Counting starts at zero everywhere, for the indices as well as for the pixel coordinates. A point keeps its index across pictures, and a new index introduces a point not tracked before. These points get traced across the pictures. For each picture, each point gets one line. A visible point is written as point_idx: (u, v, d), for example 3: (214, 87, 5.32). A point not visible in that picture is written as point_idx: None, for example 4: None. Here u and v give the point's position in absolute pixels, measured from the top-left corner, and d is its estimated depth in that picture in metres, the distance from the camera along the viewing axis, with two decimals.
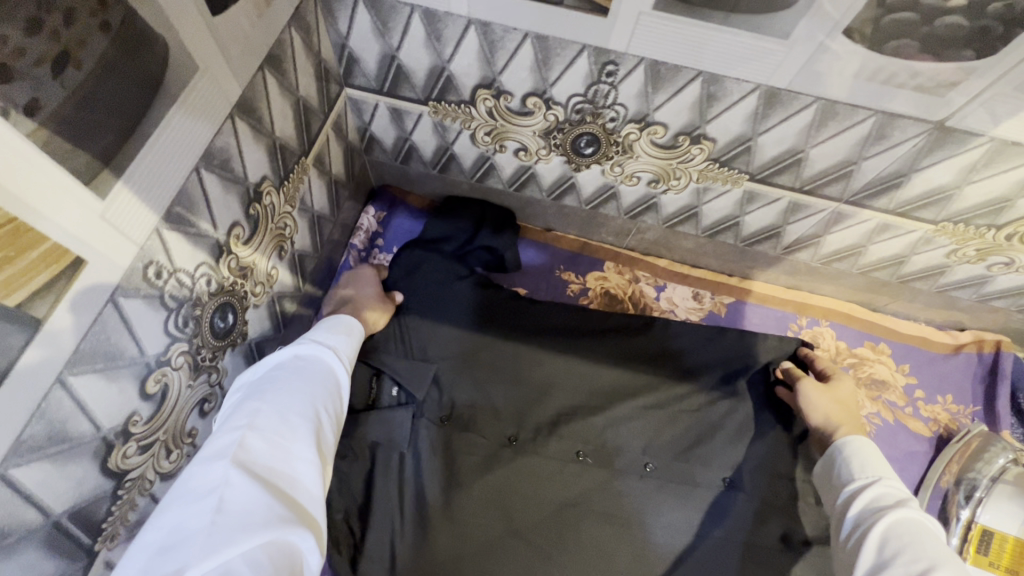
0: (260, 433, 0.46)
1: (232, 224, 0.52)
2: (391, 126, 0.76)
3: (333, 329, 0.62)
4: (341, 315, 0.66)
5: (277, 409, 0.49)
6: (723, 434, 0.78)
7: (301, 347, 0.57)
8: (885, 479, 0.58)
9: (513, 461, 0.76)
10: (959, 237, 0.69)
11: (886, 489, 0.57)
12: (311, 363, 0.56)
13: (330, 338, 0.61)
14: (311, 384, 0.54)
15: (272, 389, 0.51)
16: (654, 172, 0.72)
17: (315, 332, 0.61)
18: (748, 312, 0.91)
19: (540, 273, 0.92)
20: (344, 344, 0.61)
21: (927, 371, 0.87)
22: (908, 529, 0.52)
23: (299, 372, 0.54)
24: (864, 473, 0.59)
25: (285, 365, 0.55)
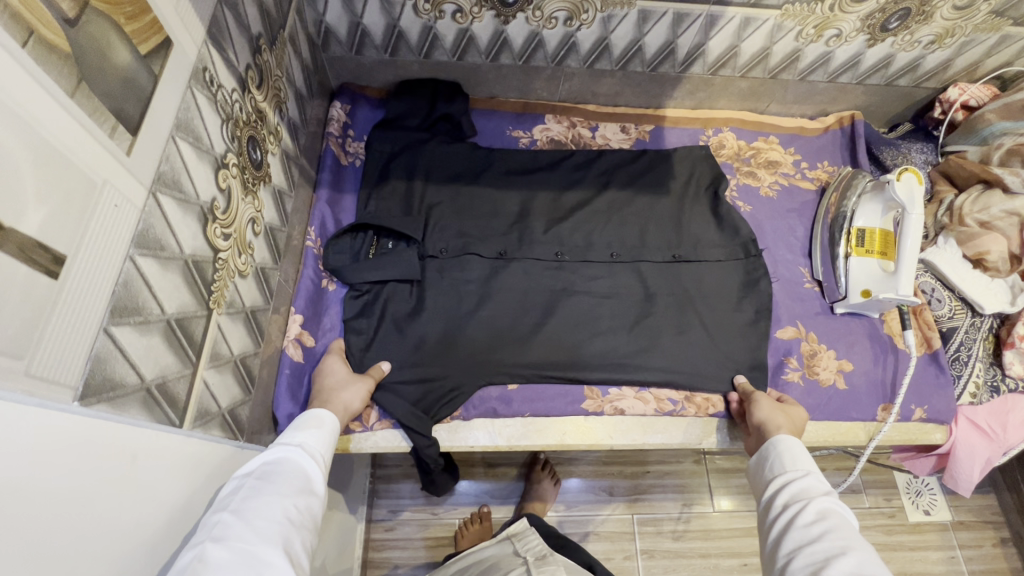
0: (224, 541, 0.47)
1: (247, 65, 0.65)
2: (344, 13, 0.89)
3: (305, 424, 0.66)
4: (307, 413, 0.69)
5: (242, 516, 0.50)
6: (660, 221, 1.00)
7: (267, 452, 0.59)
8: (802, 469, 0.66)
9: (506, 273, 0.93)
10: (799, 17, 0.91)
11: (810, 478, 0.65)
12: (279, 465, 0.58)
13: (300, 435, 0.64)
14: (280, 485, 0.55)
15: (237, 500, 0.52)
16: (568, 8, 0.89)
17: (286, 433, 0.65)
18: (667, 133, 1.11)
19: (494, 134, 1.08)
20: (313, 437, 0.64)
21: (808, 148, 1.11)
22: (826, 508, 0.59)
23: (266, 476, 0.55)
24: (792, 468, 0.67)
25: (250, 474, 0.55)
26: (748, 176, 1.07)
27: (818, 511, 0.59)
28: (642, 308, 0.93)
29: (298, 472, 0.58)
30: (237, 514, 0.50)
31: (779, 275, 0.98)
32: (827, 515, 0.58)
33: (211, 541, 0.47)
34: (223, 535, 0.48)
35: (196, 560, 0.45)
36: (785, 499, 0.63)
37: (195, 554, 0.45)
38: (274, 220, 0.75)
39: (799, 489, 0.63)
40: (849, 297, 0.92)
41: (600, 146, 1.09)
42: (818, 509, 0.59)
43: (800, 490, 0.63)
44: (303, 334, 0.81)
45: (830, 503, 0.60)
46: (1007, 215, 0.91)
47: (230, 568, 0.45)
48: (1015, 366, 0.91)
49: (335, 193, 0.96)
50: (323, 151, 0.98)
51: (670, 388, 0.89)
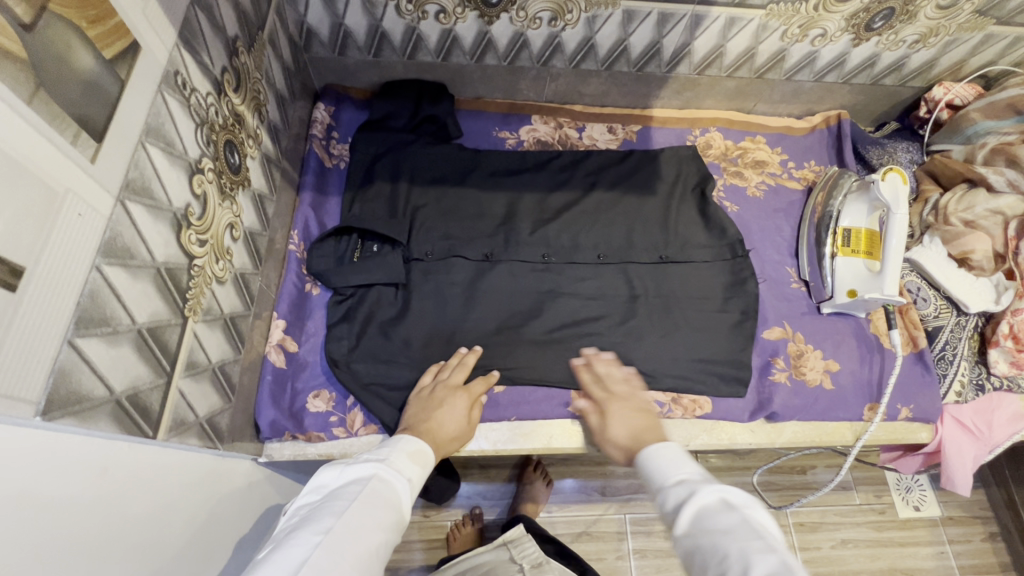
0: (331, 554, 0.51)
1: (223, 67, 0.63)
2: (325, 14, 0.88)
3: (414, 452, 0.68)
4: (422, 439, 0.71)
5: (347, 535, 0.53)
6: (647, 222, 1.00)
7: (385, 469, 0.62)
8: (675, 475, 0.60)
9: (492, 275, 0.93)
10: (784, 16, 0.91)
11: (676, 487, 0.58)
12: (386, 489, 0.61)
13: (407, 466, 0.66)
14: (381, 514, 0.58)
15: (349, 511, 0.56)
16: (551, 8, 0.88)
17: (397, 452, 0.67)
18: (654, 134, 1.11)
19: (480, 135, 1.07)
20: (418, 474, 0.66)
21: (795, 147, 1.11)
22: (714, 511, 0.53)
23: (374, 498, 0.59)
24: (664, 480, 0.61)
25: (365, 486, 0.59)
26: (735, 176, 1.07)
27: (702, 516, 0.53)
28: (629, 310, 0.93)
29: (399, 503, 0.61)
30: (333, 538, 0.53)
31: (766, 276, 0.98)
32: (711, 520, 0.52)
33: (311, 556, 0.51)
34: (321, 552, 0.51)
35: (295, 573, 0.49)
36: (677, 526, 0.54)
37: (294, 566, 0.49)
38: (253, 224, 0.74)
39: (675, 499, 0.57)
40: (835, 297, 0.92)
41: (587, 147, 1.08)
42: (685, 532, 0.53)
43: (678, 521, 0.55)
44: (286, 339, 0.80)
45: (706, 503, 0.54)
46: (991, 214, 0.92)
47: None
48: (1000, 365, 0.91)
49: (319, 196, 0.95)
50: (307, 153, 0.96)
51: (657, 391, 0.89)
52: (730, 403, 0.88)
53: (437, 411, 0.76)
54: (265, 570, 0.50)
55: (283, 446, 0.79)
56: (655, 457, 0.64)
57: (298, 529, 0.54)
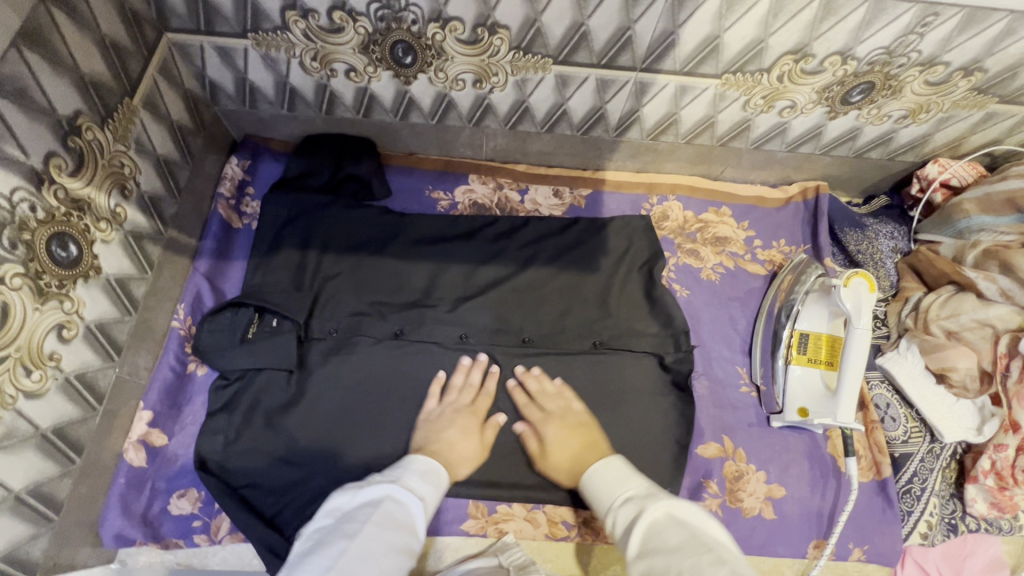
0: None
1: (48, 153, 0.56)
2: (225, 68, 0.80)
3: (426, 474, 0.68)
4: (439, 461, 0.71)
5: (362, 556, 0.53)
6: (585, 304, 0.89)
7: (399, 490, 0.63)
8: (621, 494, 0.63)
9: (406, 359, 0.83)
10: (744, 87, 0.79)
11: (626, 504, 0.61)
12: (399, 510, 0.61)
13: (421, 485, 0.66)
14: (394, 533, 0.57)
15: (362, 534, 0.56)
16: (474, 71, 0.78)
17: (409, 475, 0.67)
18: (605, 199, 1.00)
19: (410, 195, 0.98)
20: (432, 492, 0.66)
21: (764, 223, 0.98)
22: (664, 523, 0.56)
23: (386, 518, 0.59)
24: (612, 499, 0.64)
25: (376, 508, 0.59)
26: (689, 254, 0.95)
27: (651, 530, 0.56)
28: (550, 410, 0.82)
29: (412, 523, 0.61)
30: (355, 551, 0.54)
31: (708, 377, 0.86)
32: (662, 533, 0.55)
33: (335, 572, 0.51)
34: (343, 569, 0.52)
35: None
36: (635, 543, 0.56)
37: None
38: (106, 315, 0.66)
39: (631, 513, 0.60)
40: (785, 412, 0.80)
41: (528, 212, 0.98)
42: (638, 548, 0.56)
43: (638, 530, 0.57)
44: (148, 435, 0.73)
45: (654, 518, 0.57)
46: (978, 325, 0.79)
47: None
48: (978, 504, 0.78)
49: (219, 261, 0.86)
50: (210, 213, 0.89)
51: (567, 510, 0.80)
52: None
53: (434, 435, 0.76)
54: None
55: (138, 552, 0.71)
56: (597, 478, 0.67)
57: (309, 550, 0.55)
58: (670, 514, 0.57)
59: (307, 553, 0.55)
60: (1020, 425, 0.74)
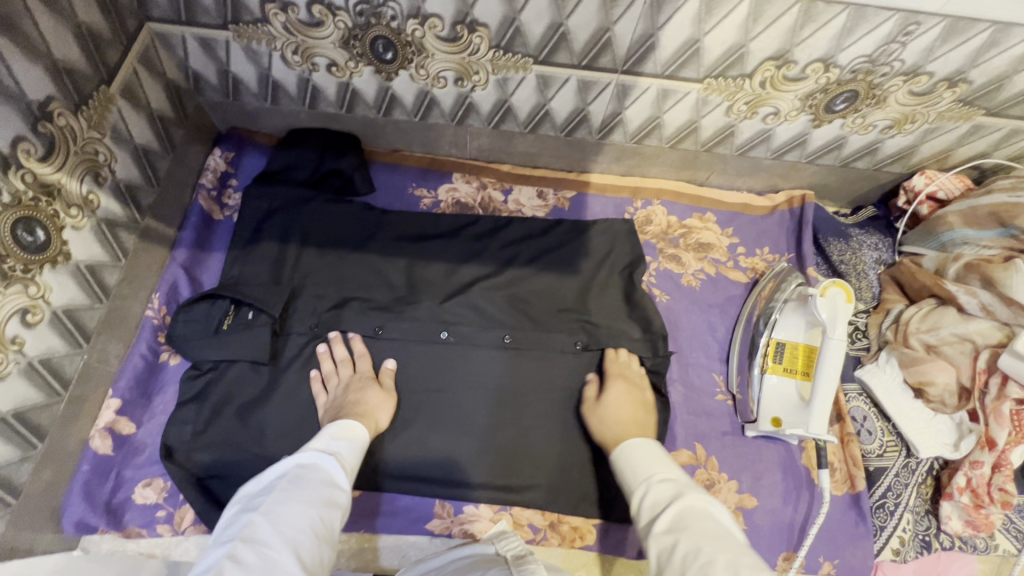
0: (256, 543, 0.51)
1: (16, 138, 0.56)
2: (208, 60, 0.80)
3: (336, 433, 0.68)
4: (348, 419, 0.70)
5: (271, 519, 0.53)
6: (563, 306, 0.89)
7: (306, 455, 0.62)
8: (660, 474, 0.63)
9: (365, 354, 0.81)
10: (726, 92, 0.78)
11: (663, 483, 0.61)
12: (310, 472, 0.60)
13: (333, 444, 0.66)
14: (307, 493, 0.57)
15: (270, 500, 0.55)
16: (455, 69, 0.78)
17: (317, 439, 0.66)
18: (589, 202, 0.99)
19: (393, 192, 0.98)
20: (345, 448, 0.66)
21: (748, 230, 0.97)
22: (701, 510, 0.56)
23: (297, 482, 0.58)
24: (648, 474, 0.64)
25: (284, 475, 0.59)
26: (671, 259, 0.94)
27: (688, 513, 0.56)
28: (521, 412, 0.82)
29: (327, 479, 0.61)
30: (266, 516, 0.53)
31: (684, 384, 0.85)
32: (697, 517, 0.55)
33: (243, 539, 0.51)
34: (252, 534, 0.51)
35: (230, 556, 0.49)
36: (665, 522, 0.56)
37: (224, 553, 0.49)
38: (75, 301, 0.66)
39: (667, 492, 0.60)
40: (759, 422, 0.79)
41: (511, 212, 0.97)
42: (666, 527, 0.56)
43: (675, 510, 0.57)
44: (115, 423, 0.73)
45: (693, 503, 0.57)
46: (958, 340, 0.77)
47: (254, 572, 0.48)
48: (952, 522, 0.76)
49: (198, 252, 0.86)
50: (191, 204, 0.89)
51: (534, 513, 0.80)
52: (616, 533, 0.81)
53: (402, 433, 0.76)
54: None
55: (102, 539, 0.70)
56: (637, 452, 0.67)
57: (224, 529, 0.54)
58: (708, 504, 0.57)
59: (221, 534, 0.54)
60: (996, 443, 0.73)
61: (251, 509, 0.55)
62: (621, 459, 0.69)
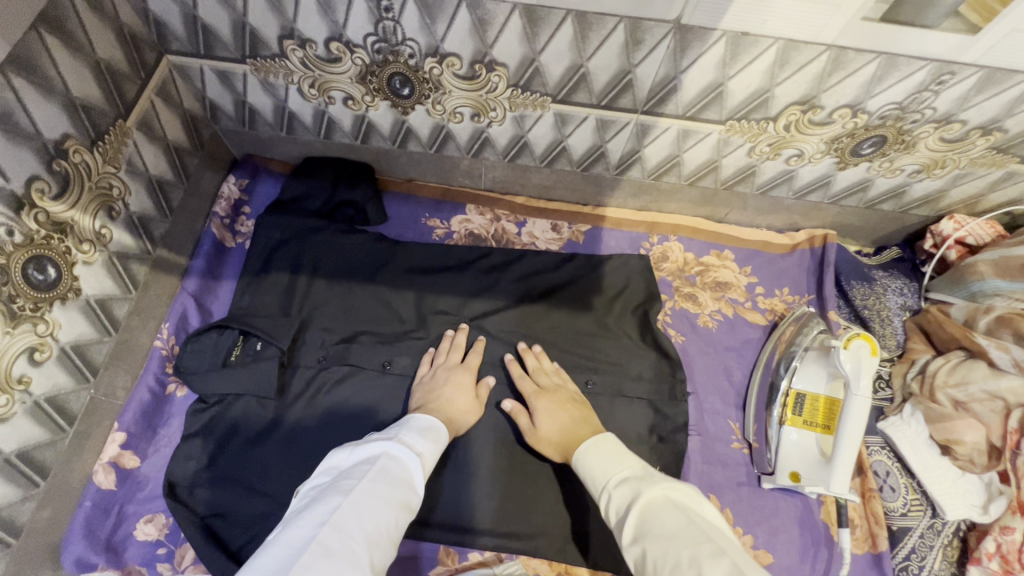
0: (341, 530, 0.50)
1: (31, 177, 0.56)
2: (225, 91, 0.80)
3: (423, 433, 0.67)
4: (434, 419, 0.71)
5: (358, 509, 0.52)
6: (575, 344, 0.87)
7: (396, 447, 0.61)
8: (615, 478, 0.61)
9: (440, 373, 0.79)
10: (749, 134, 0.76)
11: (620, 486, 0.59)
12: (396, 467, 0.59)
13: (416, 442, 0.65)
14: (388, 490, 0.56)
15: (360, 487, 0.54)
16: (472, 105, 0.77)
17: (405, 433, 0.66)
18: (604, 236, 0.98)
19: (406, 223, 0.97)
20: (427, 451, 0.65)
21: (767, 270, 0.95)
22: (659, 507, 0.54)
23: (382, 475, 0.57)
24: (605, 479, 0.62)
25: (373, 464, 0.58)
26: (687, 298, 0.92)
27: (647, 515, 0.54)
28: (528, 453, 0.80)
29: (408, 479, 0.59)
30: (352, 504, 0.52)
31: (699, 432, 0.82)
32: (654, 519, 0.53)
33: (333, 522, 0.50)
34: (340, 520, 0.51)
35: (319, 538, 0.48)
36: (631, 532, 0.53)
37: (312, 534, 0.48)
38: (84, 336, 0.66)
39: (624, 496, 0.57)
40: (776, 475, 0.77)
41: (524, 245, 0.96)
42: (633, 537, 0.53)
43: (636, 517, 0.54)
44: (119, 457, 0.72)
45: (649, 503, 0.55)
46: (989, 397, 0.73)
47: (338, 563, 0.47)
48: None
49: (208, 281, 0.86)
50: (204, 232, 0.88)
51: (541, 562, 0.78)
52: None
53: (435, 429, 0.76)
54: (269, 552, 0.47)
55: None
56: (589, 458, 0.65)
57: (305, 504, 0.53)
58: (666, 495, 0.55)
59: (304, 507, 0.53)
60: None
61: (340, 492, 0.54)
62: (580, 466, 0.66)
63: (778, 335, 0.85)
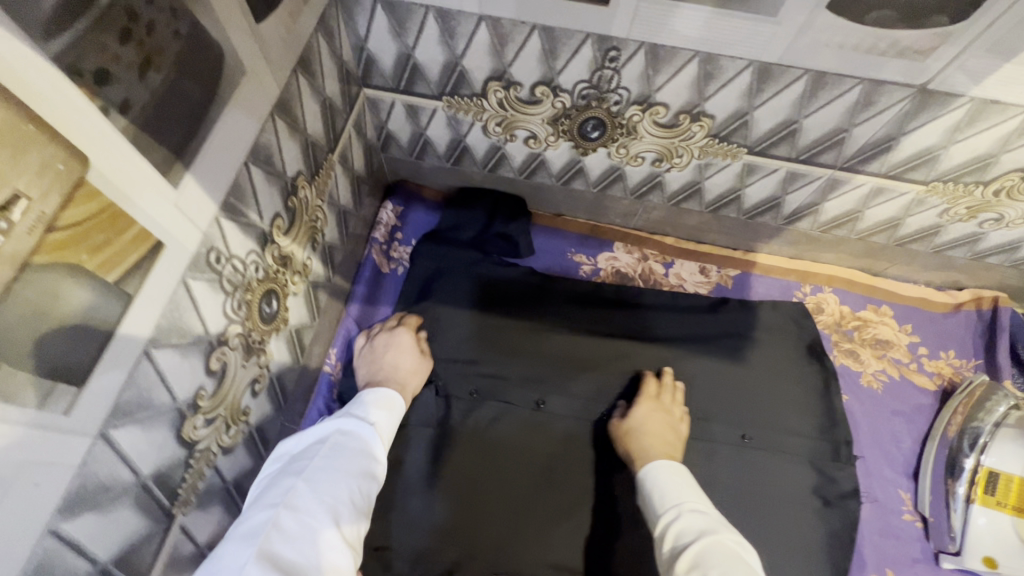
0: (298, 511, 0.48)
1: (275, 215, 0.57)
2: (407, 123, 0.81)
3: (376, 404, 0.64)
4: (392, 390, 0.67)
5: (311, 488, 0.50)
6: (735, 393, 0.83)
7: (347, 422, 0.59)
8: (691, 503, 0.59)
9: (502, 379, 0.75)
10: (951, 196, 0.73)
11: (693, 513, 0.57)
12: (350, 441, 0.57)
13: (369, 415, 0.62)
14: (344, 464, 0.54)
15: (308, 467, 0.52)
16: (658, 151, 0.76)
17: (356, 408, 0.63)
18: (754, 282, 0.95)
19: (553, 257, 0.96)
20: (383, 421, 0.63)
21: (928, 329, 0.91)
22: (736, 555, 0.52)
23: (334, 451, 0.55)
24: (678, 500, 0.60)
25: (325, 442, 0.56)
26: (848, 355, 0.89)
27: (716, 550, 0.52)
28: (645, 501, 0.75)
29: (369, 449, 0.58)
30: (305, 485, 0.51)
31: (871, 499, 0.79)
32: (715, 559, 0.51)
33: (285, 506, 0.48)
34: (296, 503, 0.49)
35: (273, 524, 0.46)
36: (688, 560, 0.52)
37: (264, 520, 0.47)
38: (284, 365, 0.67)
39: (684, 527, 0.56)
40: (964, 556, 0.73)
41: (672, 287, 0.94)
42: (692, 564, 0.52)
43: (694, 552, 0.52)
44: None
45: (718, 544, 0.53)
46: None
47: (300, 545, 0.46)
48: None
49: (368, 307, 0.87)
50: (364, 257, 0.91)
51: None
52: None
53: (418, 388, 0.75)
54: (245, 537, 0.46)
55: None
56: (662, 476, 0.63)
57: (263, 488, 0.52)
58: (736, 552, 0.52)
59: (263, 492, 0.51)
60: None
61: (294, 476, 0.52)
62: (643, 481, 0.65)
63: (955, 406, 0.82)
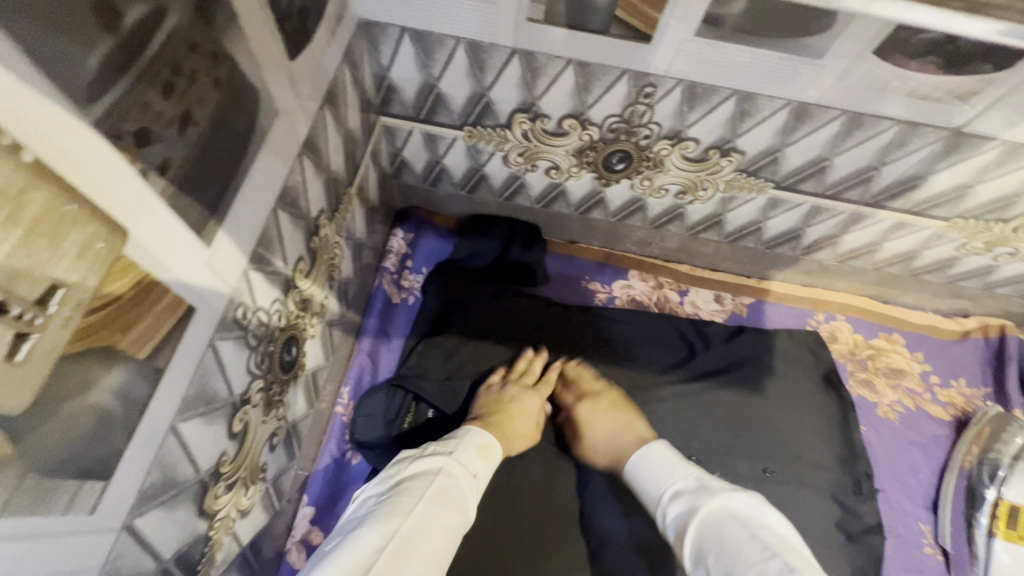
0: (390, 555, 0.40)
1: (298, 257, 0.53)
2: (423, 151, 0.77)
3: (480, 445, 0.55)
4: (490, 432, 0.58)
5: (410, 532, 0.42)
6: (760, 427, 0.79)
7: (451, 464, 0.50)
8: (671, 485, 0.53)
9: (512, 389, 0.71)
10: (970, 231, 0.74)
11: (675, 501, 0.51)
12: (453, 487, 0.48)
13: (474, 459, 0.53)
14: (442, 514, 0.45)
15: (406, 510, 0.44)
16: (683, 183, 0.75)
17: (456, 446, 0.54)
18: (768, 310, 0.94)
19: (567, 285, 0.94)
20: (483, 468, 0.53)
21: (939, 357, 0.92)
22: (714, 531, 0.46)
23: (436, 495, 0.46)
24: (657, 493, 0.54)
25: (425, 483, 0.47)
26: (864, 385, 0.89)
27: (708, 531, 0.46)
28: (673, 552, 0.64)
29: (466, 499, 0.48)
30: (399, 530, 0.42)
31: (894, 533, 0.78)
32: (713, 537, 0.45)
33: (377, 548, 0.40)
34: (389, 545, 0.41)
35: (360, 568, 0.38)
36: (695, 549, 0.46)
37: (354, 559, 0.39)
38: (300, 412, 0.63)
39: (674, 512, 0.50)
40: None
41: (688, 315, 0.93)
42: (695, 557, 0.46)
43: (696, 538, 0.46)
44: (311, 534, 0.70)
45: (711, 516, 0.47)
46: None
47: None
48: None
49: (380, 340, 0.84)
50: (375, 287, 0.87)
51: None
52: None
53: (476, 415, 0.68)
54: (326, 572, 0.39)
55: None
56: (647, 464, 0.56)
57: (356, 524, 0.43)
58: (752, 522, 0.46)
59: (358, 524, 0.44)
60: None
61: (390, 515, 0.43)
62: (633, 474, 0.57)
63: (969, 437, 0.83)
